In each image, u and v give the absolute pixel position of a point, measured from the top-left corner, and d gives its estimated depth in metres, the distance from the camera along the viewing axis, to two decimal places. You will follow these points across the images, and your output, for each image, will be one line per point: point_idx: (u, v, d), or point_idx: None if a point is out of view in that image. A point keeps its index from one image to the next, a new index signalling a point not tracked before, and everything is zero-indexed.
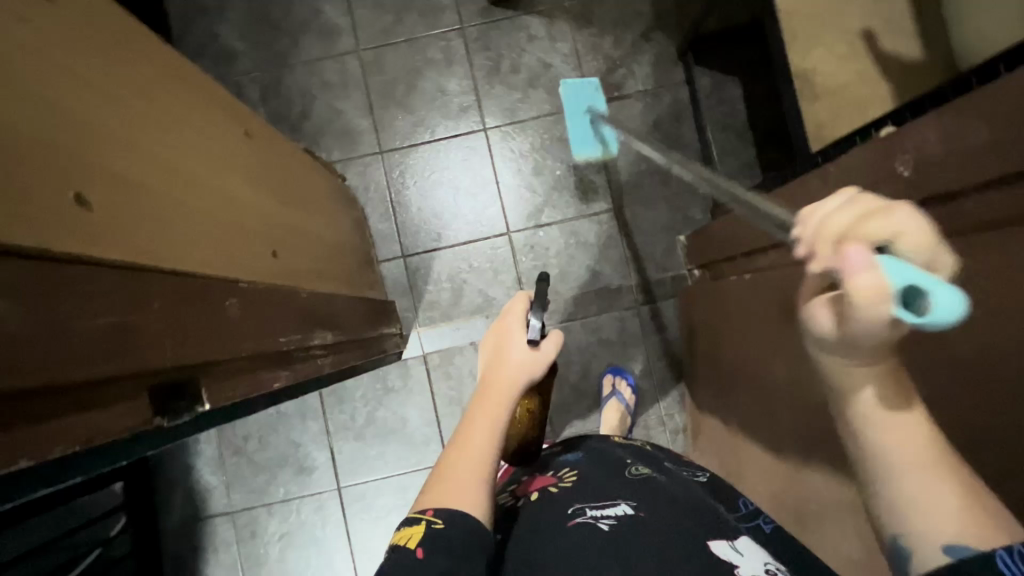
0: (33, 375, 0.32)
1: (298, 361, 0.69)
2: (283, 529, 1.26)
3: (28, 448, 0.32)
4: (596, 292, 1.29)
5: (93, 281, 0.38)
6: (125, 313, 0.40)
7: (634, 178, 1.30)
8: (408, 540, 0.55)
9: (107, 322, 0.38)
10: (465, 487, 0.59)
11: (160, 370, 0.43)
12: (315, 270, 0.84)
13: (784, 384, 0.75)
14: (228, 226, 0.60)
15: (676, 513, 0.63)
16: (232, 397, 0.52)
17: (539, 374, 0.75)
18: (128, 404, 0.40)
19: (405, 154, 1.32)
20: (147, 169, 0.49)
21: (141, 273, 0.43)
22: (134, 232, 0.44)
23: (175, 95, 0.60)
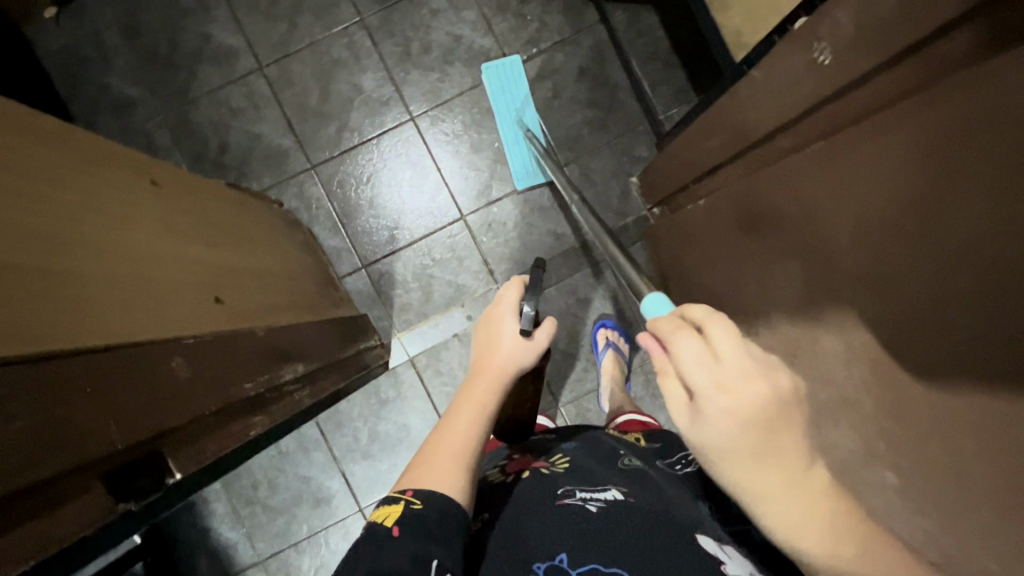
0: None
1: (271, 402, 0.66)
2: (317, 562, 1.25)
3: None
4: (563, 254, 1.27)
5: (26, 380, 0.35)
6: (62, 406, 0.38)
7: (573, 131, 1.27)
8: (385, 519, 0.53)
9: (43, 420, 0.36)
10: (446, 466, 0.59)
11: (114, 455, 0.41)
12: (268, 305, 0.80)
13: (761, 299, 0.75)
14: (154, 282, 0.57)
15: (668, 504, 0.63)
16: (201, 458, 0.51)
17: (529, 364, 0.75)
18: (78, 499, 0.39)
19: (338, 163, 1.26)
20: (50, 243, 0.45)
21: (72, 357, 0.40)
22: (45, 316, 0.40)
23: (65, 158, 0.55)
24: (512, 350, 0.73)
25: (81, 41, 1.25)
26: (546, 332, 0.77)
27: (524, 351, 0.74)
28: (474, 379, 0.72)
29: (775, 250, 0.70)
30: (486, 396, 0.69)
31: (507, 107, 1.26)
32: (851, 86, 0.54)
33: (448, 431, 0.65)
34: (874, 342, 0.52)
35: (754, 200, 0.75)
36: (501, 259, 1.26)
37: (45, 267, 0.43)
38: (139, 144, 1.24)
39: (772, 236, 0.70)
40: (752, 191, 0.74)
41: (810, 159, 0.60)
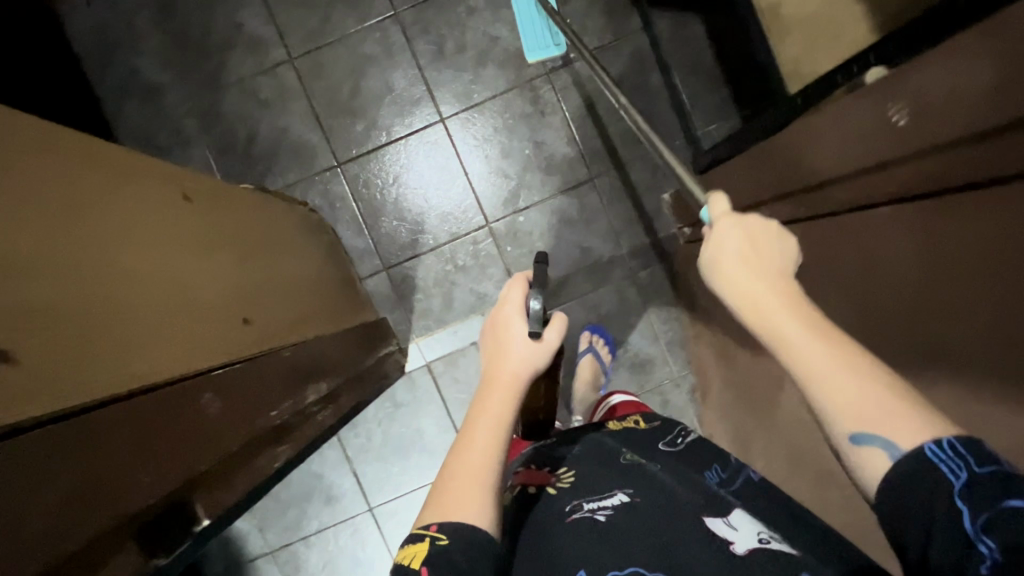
0: None
1: (296, 428, 0.65)
2: (325, 557, 1.27)
3: None
4: (588, 268, 1.25)
5: (48, 448, 0.34)
6: (91, 469, 0.37)
7: (607, 142, 1.23)
8: (413, 560, 0.53)
9: (74, 487, 0.35)
10: (471, 492, 0.57)
11: (143, 511, 0.40)
12: (295, 320, 0.79)
13: None
14: (189, 310, 0.56)
15: (673, 496, 0.63)
16: (229, 497, 0.50)
17: (543, 364, 0.71)
18: (117, 555, 0.38)
19: (364, 162, 1.24)
20: (86, 282, 0.44)
21: (92, 417, 0.39)
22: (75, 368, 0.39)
23: (104, 178, 0.54)
24: (523, 354, 0.70)
25: (111, 23, 1.23)
26: (556, 331, 0.73)
27: (534, 354, 0.71)
28: (486, 388, 0.68)
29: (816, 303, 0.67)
30: (502, 405, 0.65)
31: None
32: (911, 156, 0.51)
33: (465, 448, 0.61)
34: (940, 401, 0.50)
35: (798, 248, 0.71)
36: (525, 269, 1.24)
37: (81, 312, 0.42)
38: (168, 132, 1.22)
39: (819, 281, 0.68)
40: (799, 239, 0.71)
41: (868, 221, 0.57)
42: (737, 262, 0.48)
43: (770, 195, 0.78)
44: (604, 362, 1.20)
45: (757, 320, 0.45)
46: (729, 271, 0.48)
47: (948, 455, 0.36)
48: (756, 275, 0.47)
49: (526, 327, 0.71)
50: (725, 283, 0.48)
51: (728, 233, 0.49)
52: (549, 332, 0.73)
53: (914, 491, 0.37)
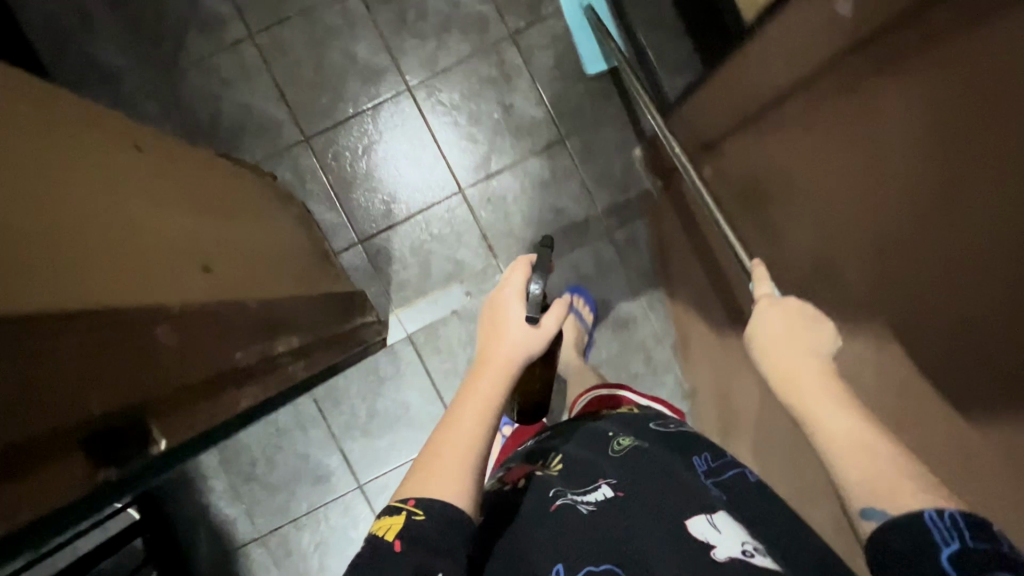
0: None
1: (263, 373, 0.64)
2: (317, 538, 1.25)
3: None
4: (565, 228, 1.24)
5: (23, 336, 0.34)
6: (49, 368, 0.36)
7: (574, 101, 1.23)
8: (386, 531, 0.52)
9: (28, 380, 0.34)
10: (453, 471, 0.57)
11: (93, 420, 0.39)
12: (262, 277, 0.78)
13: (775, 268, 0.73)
14: (137, 246, 0.54)
15: (657, 486, 0.61)
16: (189, 429, 0.48)
17: (536, 352, 0.72)
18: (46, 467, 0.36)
19: (332, 135, 1.23)
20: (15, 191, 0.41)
21: (69, 318, 0.38)
22: (42, 271, 0.39)
23: (42, 112, 0.53)
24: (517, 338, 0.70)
25: (64, 10, 1.21)
26: (555, 316, 0.74)
27: (531, 337, 0.72)
28: (480, 367, 0.69)
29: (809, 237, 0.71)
30: (492, 388, 0.66)
31: None
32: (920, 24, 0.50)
33: (453, 424, 0.62)
34: None
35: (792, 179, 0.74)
36: (501, 234, 1.24)
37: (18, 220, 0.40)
38: (128, 117, 1.20)
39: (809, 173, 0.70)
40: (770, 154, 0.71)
41: None
42: (782, 342, 0.56)
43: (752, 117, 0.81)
44: (586, 322, 1.18)
45: (798, 397, 0.52)
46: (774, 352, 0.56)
47: (946, 524, 0.41)
48: (798, 357, 0.55)
49: (523, 311, 0.72)
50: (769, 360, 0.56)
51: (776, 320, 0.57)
52: (547, 317, 0.74)
53: (910, 548, 0.41)
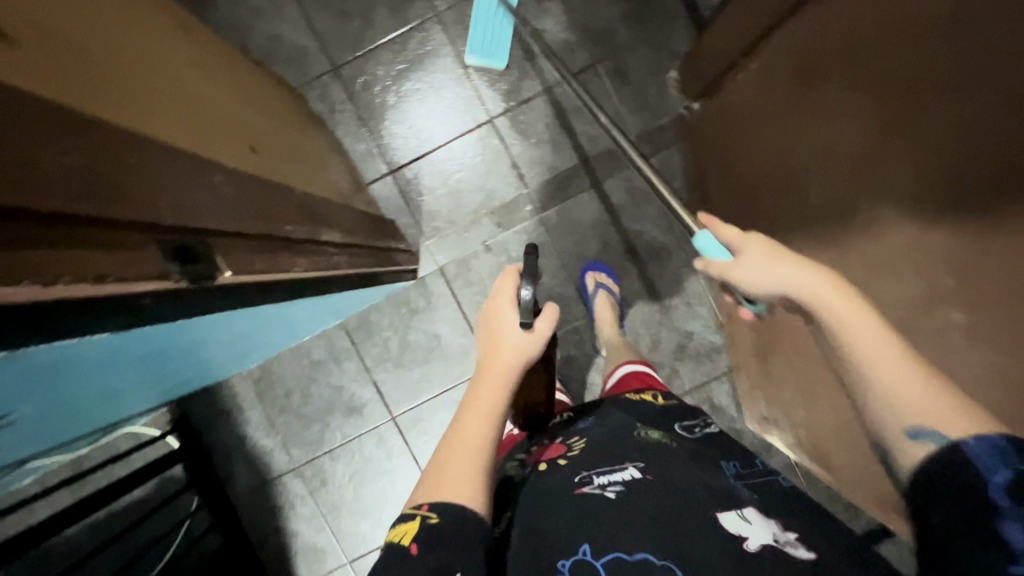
0: (63, 196, 0.29)
1: (312, 254, 0.64)
2: (352, 469, 1.27)
3: (35, 272, 0.27)
4: (596, 158, 1.22)
5: (113, 139, 0.35)
6: (143, 174, 0.37)
7: (606, 25, 1.20)
8: (402, 537, 0.54)
9: (130, 176, 0.35)
10: (461, 478, 0.58)
11: (175, 230, 0.39)
12: (302, 174, 0.77)
13: (844, 153, 0.71)
14: (191, 109, 0.54)
15: (688, 475, 0.61)
16: (249, 272, 0.49)
17: (536, 356, 0.71)
18: (140, 254, 0.35)
19: (360, 64, 1.21)
20: (68, 24, 0.41)
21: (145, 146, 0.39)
22: (109, 94, 0.39)
23: None
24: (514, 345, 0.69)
25: None
26: (548, 321, 0.72)
27: (527, 345, 0.70)
28: (478, 380, 0.69)
29: (885, 158, 0.63)
30: (494, 395, 0.66)
31: None
32: None
33: (457, 435, 0.63)
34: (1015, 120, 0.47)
35: (839, 61, 0.69)
36: (533, 162, 1.22)
37: (79, 47, 0.40)
38: None
39: (841, 82, 0.69)
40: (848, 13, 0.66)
41: None
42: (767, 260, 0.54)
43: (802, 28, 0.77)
44: (615, 295, 1.18)
45: (807, 296, 0.52)
46: (769, 279, 0.54)
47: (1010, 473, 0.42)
48: (775, 255, 0.54)
49: (516, 319, 0.71)
50: (770, 276, 0.54)
51: (756, 251, 0.55)
52: (540, 321, 0.72)
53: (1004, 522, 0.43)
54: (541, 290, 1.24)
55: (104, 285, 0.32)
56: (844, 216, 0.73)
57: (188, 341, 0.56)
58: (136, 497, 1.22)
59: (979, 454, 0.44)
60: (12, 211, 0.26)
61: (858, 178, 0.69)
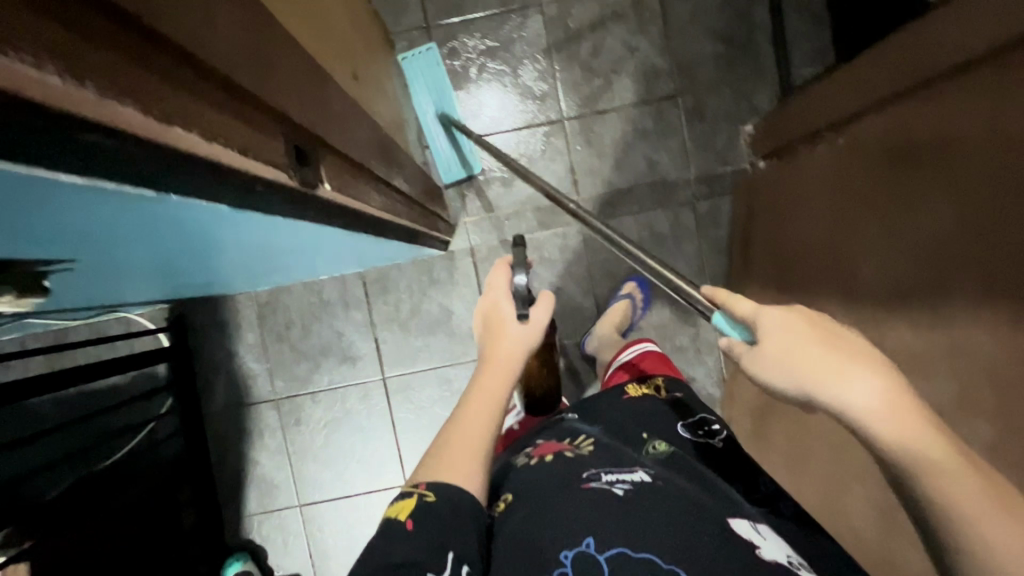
0: (225, 56, 0.29)
1: (383, 193, 0.64)
2: (329, 416, 1.26)
3: (203, 124, 0.27)
4: (651, 185, 1.23)
5: (260, 23, 0.35)
6: (281, 68, 0.37)
7: (698, 61, 1.21)
8: (400, 513, 0.57)
9: (271, 64, 0.36)
10: (461, 464, 0.62)
11: (298, 127, 0.39)
12: (385, 116, 0.78)
13: (898, 247, 0.73)
14: (316, 20, 0.54)
15: (695, 488, 0.65)
16: (343, 193, 0.49)
17: (536, 342, 0.78)
18: (271, 140, 0.35)
19: (453, 29, 1.22)
20: None
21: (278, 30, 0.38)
22: None
23: None
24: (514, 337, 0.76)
25: None
26: (545, 309, 0.78)
27: (526, 334, 0.77)
28: (482, 370, 0.75)
29: (950, 261, 0.64)
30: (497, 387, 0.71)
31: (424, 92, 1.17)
32: None
33: (462, 422, 0.67)
34: None
35: (926, 155, 0.70)
36: (589, 172, 1.23)
37: None
38: None
39: (932, 174, 0.68)
40: (946, 113, 0.68)
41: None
42: (789, 355, 0.47)
43: (900, 119, 0.76)
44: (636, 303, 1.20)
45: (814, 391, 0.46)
46: (782, 370, 0.47)
47: None
48: (807, 342, 0.47)
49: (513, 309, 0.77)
50: (780, 375, 0.47)
51: (775, 335, 0.48)
52: (536, 310, 0.78)
53: None
54: (562, 297, 1.25)
55: (247, 160, 0.32)
56: (912, 307, 0.70)
57: (240, 242, 0.56)
58: (112, 382, 1.21)
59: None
60: (191, 60, 0.26)
61: (913, 275, 0.70)
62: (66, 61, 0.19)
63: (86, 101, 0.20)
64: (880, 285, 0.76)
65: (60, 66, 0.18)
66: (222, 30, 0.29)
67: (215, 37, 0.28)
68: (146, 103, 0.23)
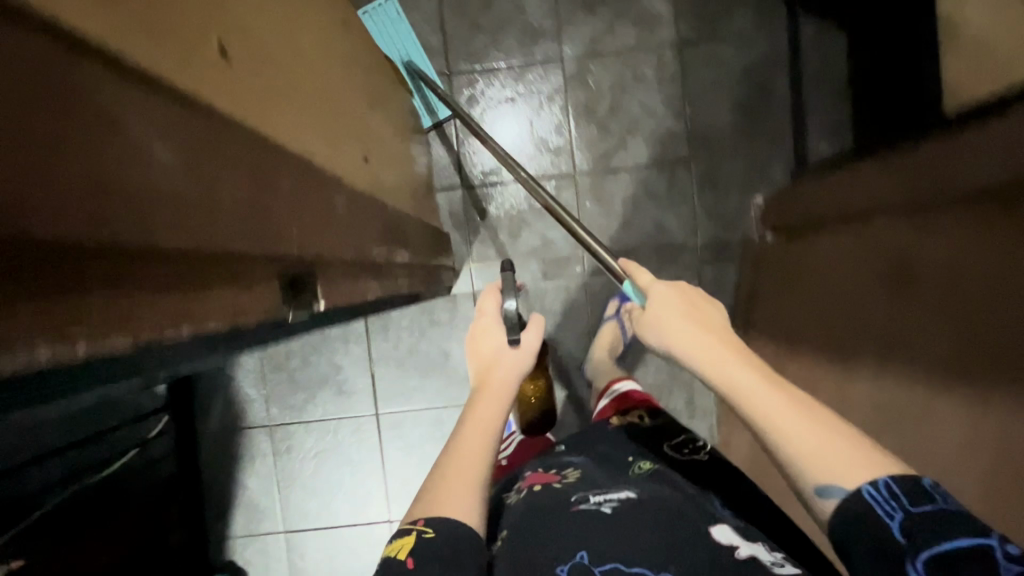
0: (220, 232, 0.31)
1: (384, 274, 0.65)
2: (320, 446, 1.28)
3: (194, 312, 0.29)
4: (658, 247, 1.23)
5: (262, 167, 0.37)
6: (281, 206, 0.39)
7: (715, 128, 1.21)
8: (399, 551, 0.53)
9: (270, 209, 0.37)
10: (462, 490, 0.57)
11: (295, 260, 0.40)
12: (394, 186, 0.80)
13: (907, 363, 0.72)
14: (329, 119, 0.56)
15: (679, 495, 0.65)
16: (339, 300, 0.50)
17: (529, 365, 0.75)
18: (264, 287, 0.36)
19: (474, 78, 1.23)
20: (256, 39, 0.41)
21: (278, 166, 0.39)
22: (273, 118, 0.41)
23: None
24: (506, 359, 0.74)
25: None
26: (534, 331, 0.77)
27: (519, 357, 0.74)
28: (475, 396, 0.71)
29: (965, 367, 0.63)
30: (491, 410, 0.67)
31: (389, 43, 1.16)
32: None
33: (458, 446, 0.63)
34: None
35: (936, 276, 0.69)
36: (598, 228, 1.23)
37: (262, 66, 0.41)
38: None
39: (936, 278, 0.68)
40: (955, 238, 0.67)
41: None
42: (666, 313, 0.58)
43: (905, 230, 0.76)
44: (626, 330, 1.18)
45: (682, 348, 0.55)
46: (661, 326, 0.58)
47: (884, 497, 0.42)
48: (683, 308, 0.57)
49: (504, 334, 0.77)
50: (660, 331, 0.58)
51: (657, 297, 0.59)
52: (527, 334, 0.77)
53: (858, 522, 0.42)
54: (559, 349, 1.26)
55: (238, 323, 0.33)
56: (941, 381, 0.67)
57: None
58: None
59: (874, 500, 0.42)
60: (184, 257, 0.28)
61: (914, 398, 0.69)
62: (58, 336, 0.20)
63: (77, 358, 0.21)
64: (893, 392, 0.75)
65: (47, 338, 0.20)
66: (217, 207, 0.30)
67: (210, 216, 0.30)
68: (135, 327, 0.24)
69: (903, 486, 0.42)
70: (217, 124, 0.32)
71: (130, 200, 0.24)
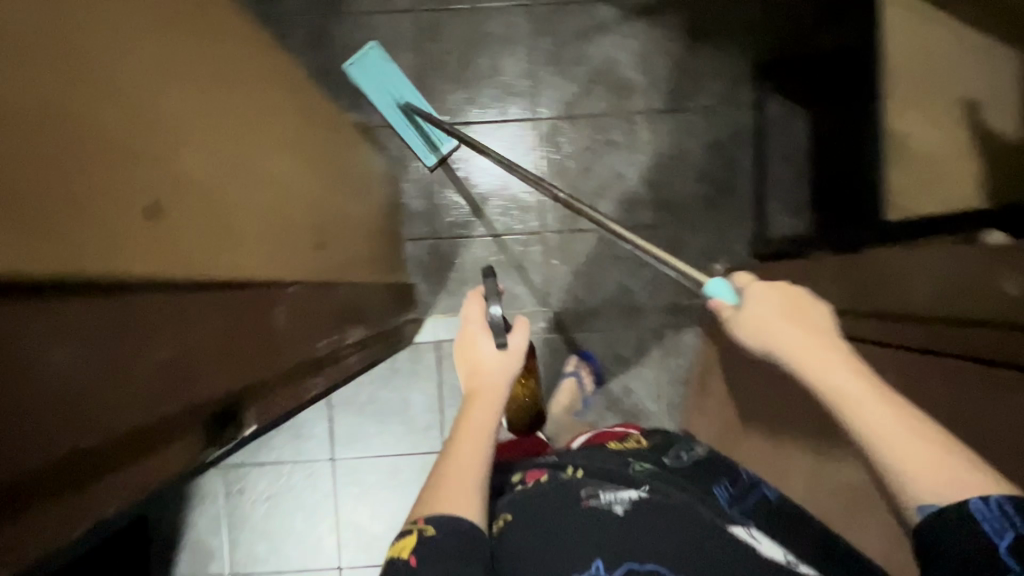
0: (138, 421, 0.33)
1: (332, 364, 0.66)
2: (272, 489, 1.27)
3: (105, 502, 0.32)
4: (620, 308, 1.26)
5: (199, 326, 0.39)
6: (213, 356, 0.41)
7: (680, 197, 1.24)
8: (401, 550, 0.52)
9: (199, 365, 0.39)
10: (460, 491, 0.55)
11: (220, 402, 0.42)
12: (352, 260, 0.80)
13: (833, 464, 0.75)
14: (278, 220, 0.57)
15: (690, 499, 0.64)
16: (273, 415, 0.51)
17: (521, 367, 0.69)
18: (185, 442, 0.39)
19: None
20: (193, 177, 0.43)
21: (210, 307, 0.41)
22: (207, 252, 0.43)
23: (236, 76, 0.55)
24: (495, 366, 0.67)
25: None
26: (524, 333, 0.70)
27: (508, 361, 0.67)
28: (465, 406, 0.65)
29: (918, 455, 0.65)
30: (483, 413, 0.62)
31: (377, 88, 1.20)
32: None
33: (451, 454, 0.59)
34: None
35: None
36: (562, 287, 1.26)
37: (199, 202, 0.43)
38: (272, 34, 1.21)
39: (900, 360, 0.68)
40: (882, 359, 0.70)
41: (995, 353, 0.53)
42: (774, 317, 0.53)
43: None
44: (584, 388, 1.21)
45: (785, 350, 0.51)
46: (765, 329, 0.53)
47: (996, 514, 0.39)
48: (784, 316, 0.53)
49: (490, 339, 0.68)
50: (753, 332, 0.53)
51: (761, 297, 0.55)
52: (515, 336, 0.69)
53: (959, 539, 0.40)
54: None
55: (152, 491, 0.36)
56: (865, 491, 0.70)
57: None
58: None
59: (983, 515, 0.39)
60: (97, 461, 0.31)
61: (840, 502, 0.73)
62: None
63: None
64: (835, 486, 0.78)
65: None
66: (139, 398, 0.33)
67: (131, 410, 0.33)
68: (38, 550, 0.27)
69: (1014, 505, 0.39)
70: (148, 308, 0.34)
71: (41, 427, 0.27)
